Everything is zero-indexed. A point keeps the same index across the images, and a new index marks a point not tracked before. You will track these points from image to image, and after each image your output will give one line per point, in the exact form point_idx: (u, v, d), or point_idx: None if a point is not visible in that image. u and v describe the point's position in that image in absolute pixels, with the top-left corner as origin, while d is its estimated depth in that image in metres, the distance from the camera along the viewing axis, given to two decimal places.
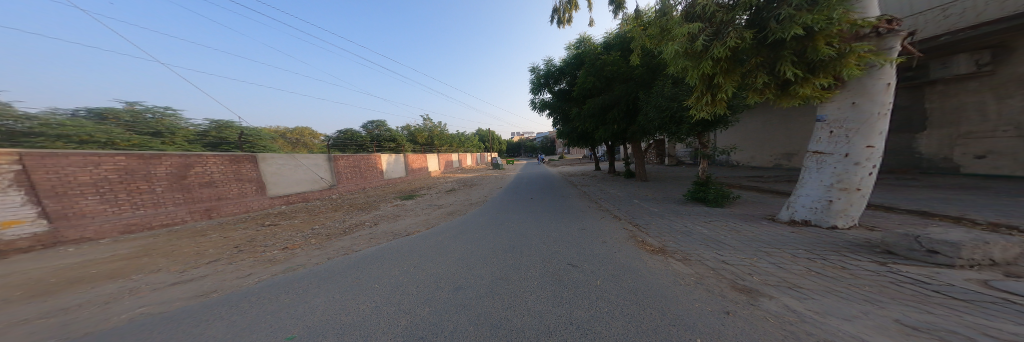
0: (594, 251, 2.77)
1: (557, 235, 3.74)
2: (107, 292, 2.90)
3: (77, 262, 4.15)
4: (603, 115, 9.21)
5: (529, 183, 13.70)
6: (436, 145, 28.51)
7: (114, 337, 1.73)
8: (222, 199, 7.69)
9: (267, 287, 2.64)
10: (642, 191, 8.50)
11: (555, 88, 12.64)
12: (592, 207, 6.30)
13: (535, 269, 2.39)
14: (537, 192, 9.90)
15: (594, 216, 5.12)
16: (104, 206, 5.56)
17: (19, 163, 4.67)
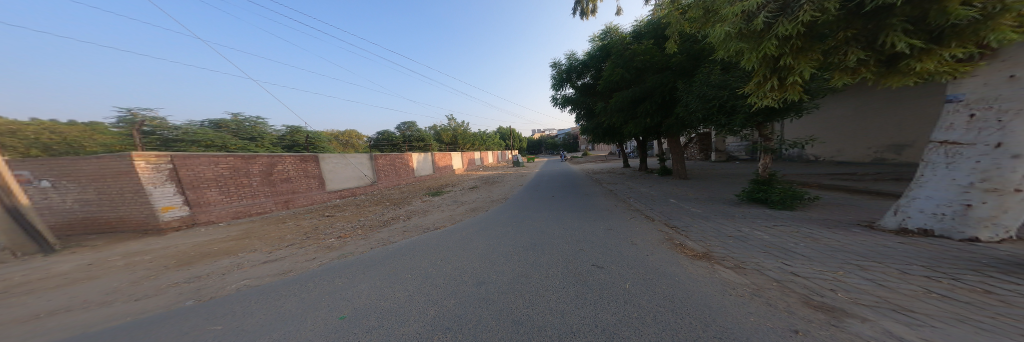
0: (622, 253, 2.66)
1: (583, 234, 3.63)
2: (219, 268, 3.61)
3: (195, 243, 5.12)
4: (635, 109, 8.69)
5: (555, 180, 13.52)
6: (460, 144, 29.36)
7: (214, 310, 2.10)
8: (296, 193, 8.90)
9: (323, 271, 2.98)
10: (679, 190, 7.91)
11: (578, 82, 12.33)
12: (621, 206, 6.03)
13: (557, 268, 2.35)
14: (562, 190, 9.72)
15: (624, 216, 4.90)
16: (222, 196, 7.01)
17: (172, 162, 6.21)
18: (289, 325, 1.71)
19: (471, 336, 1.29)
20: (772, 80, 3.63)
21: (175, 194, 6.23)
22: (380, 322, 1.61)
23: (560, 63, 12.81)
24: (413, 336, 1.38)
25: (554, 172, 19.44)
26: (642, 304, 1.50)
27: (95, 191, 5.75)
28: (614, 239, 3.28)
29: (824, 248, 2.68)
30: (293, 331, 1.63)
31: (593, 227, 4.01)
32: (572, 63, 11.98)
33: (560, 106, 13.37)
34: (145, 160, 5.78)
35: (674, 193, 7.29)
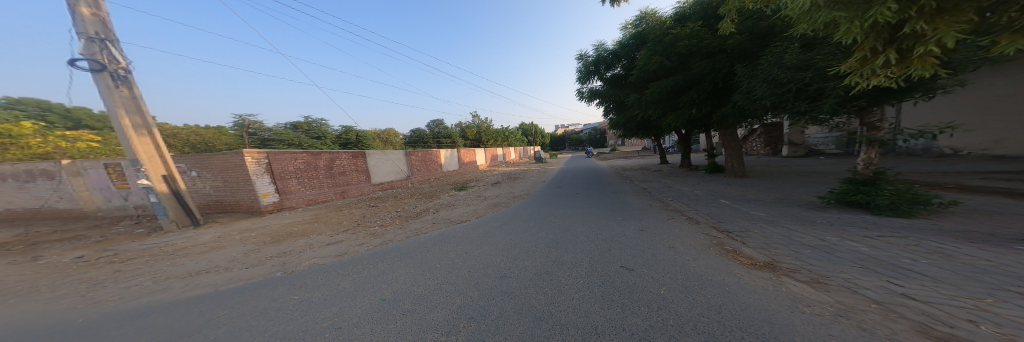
0: (656, 256, 2.48)
1: (611, 233, 3.47)
2: (293, 247, 4.29)
3: (279, 225, 6.07)
4: (677, 99, 7.87)
5: (584, 177, 13.09)
6: (484, 141, 29.94)
7: (287, 284, 2.49)
8: (349, 185, 9.93)
9: (368, 255, 3.32)
10: (727, 189, 7.12)
11: (607, 74, 11.75)
12: (656, 205, 5.63)
13: (581, 268, 2.29)
14: (591, 187, 9.38)
15: (661, 216, 4.56)
16: (299, 186, 8.26)
17: (267, 157, 7.53)
18: (338, 303, 1.93)
19: (494, 327, 1.32)
20: (887, 54, 2.80)
21: (270, 183, 7.55)
22: (413, 307, 1.73)
23: (587, 55, 12.28)
24: (442, 322, 1.47)
25: (581, 168, 18.81)
26: (680, 310, 1.39)
27: (218, 180, 7.36)
28: (648, 241, 3.07)
29: (935, 259, 2.09)
30: (342, 308, 1.84)
31: (624, 227, 3.81)
32: (601, 55, 11.42)
33: (587, 100, 12.85)
34: (252, 156, 7.17)
35: (728, 192, 6.51)
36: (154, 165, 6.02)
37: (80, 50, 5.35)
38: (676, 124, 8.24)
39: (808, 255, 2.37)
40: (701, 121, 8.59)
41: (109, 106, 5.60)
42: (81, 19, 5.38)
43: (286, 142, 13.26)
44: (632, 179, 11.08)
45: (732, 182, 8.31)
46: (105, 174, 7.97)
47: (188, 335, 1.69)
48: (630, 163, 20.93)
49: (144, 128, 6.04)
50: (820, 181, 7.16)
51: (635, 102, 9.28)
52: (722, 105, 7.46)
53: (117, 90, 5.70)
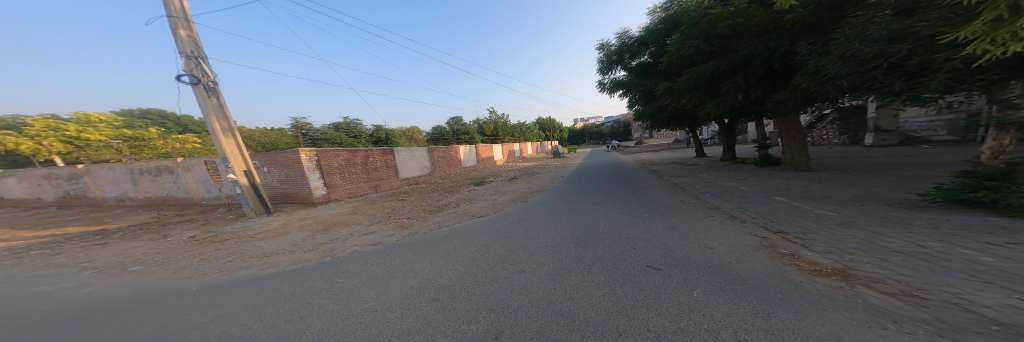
0: (688, 256, 2.33)
1: (637, 231, 3.31)
2: (336, 235, 4.78)
3: (328, 215, 6.76)
4: (719, 85, 7.05)
5: (608, 172, 12.56)
6: (503, 137, 30.07)
7: (331, 268, 2.81)
8: (381, 180, 10.66)
9: (398, 245, 3.59)
10: (777, 185, 6.37)
11: (632, 63, 11.06)
12: (690, 202, 5.23)
13: (603, 265, 2.23)
14: (614, 182, 8.99)
15: (697, 214, 4.22)
16: (342, 181, 9.07)
17: (316, 155, 8.36)
18: (373, 288, 2.11)
19: (512, 320, 1.35)
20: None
21: (320, 178, 8.42)
22: (437, 296, 1.84)
23: (608, 44, 11.62)
24: (462, 312, 1.53)
25: (605, 163, 18.07)
26: (717, 315, 1.30)
27: (278, 175, 8.39)
28: (680, 240, 2.88)
29: None
30: (376, 293, 2.00)
31: (651, 225, 3.62)
32: (626, 43, 10.72)
33: (609, 92, 12.23)
34: (306, 153, 8.07)
35: (787, 189, 5.76)
36: (237, 162, 7.02)
37: (182, 67, 6.42)
38: (717, 113, 7.42)
39: (889, 262, 2.02)
40: (748, 108, 7.69)
41: (205, 114, 6.68)
42: (179, 40, 6.40)
43: (328, 141, 14.61)
44: (661, 173, 10.40)
45: (789, 176, 7.37)
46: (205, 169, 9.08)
47: (260, 307, 1.98)
48: (659, 157, 19.71)
49: (225, 131, 6.91)
50: (902, 175, 6.09)
51: (667, 91, 8.58)
52: (776, 89, 6.57)
53: (208, 100, 6.71)
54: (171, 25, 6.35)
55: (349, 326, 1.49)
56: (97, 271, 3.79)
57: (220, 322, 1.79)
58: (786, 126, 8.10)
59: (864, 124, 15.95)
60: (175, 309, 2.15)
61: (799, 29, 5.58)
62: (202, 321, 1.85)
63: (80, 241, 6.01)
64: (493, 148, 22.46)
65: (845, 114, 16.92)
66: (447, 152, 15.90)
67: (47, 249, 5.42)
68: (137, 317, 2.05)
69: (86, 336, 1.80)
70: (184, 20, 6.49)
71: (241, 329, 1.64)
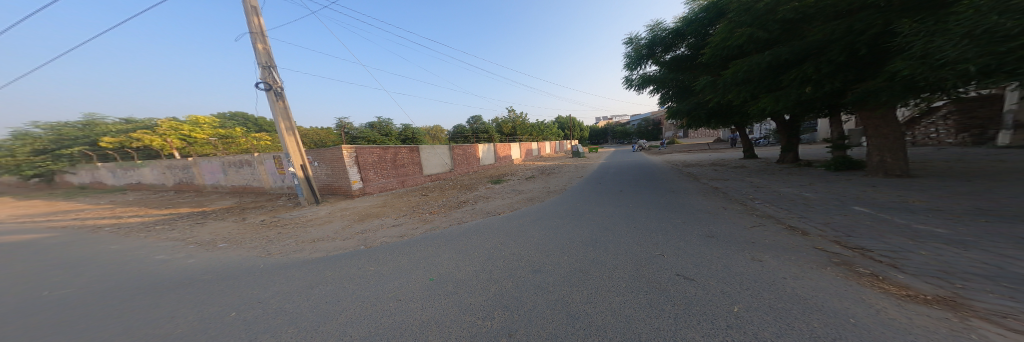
0: (728, 268, 2.11)
1: (665, 238, 3.09)
2: (369, 226, 5.18)
3: (362, 207, 7.33)
4: (781, 77, 6.09)
5: (636, 172, 11.90)
6: (522, 135, 30.02)
7: (363, 256, 3.06)
8: (407, 176, 11.28)
9: (421, 238, 3.78)
10: (848, 192, 5.50)
11: (665, 57, 10.27)
12: (733, 209, 4.74)
13: (624, 270, 2.13)
14: (643, 184, 8.48)
15: (742, 222, 3.81)
16: (375, 176, 9.78)
17: (355, 151, 9.12)
18: (398, 278, 2.25)
19: (526, 319, 1.35)
20: None
21: (357, 172, 9.17)
22: (454, 290, 1.90)
23: (637, 38, 10.92)
24: (478, 307, 1.57)
25: (632, 163, 17.15)
26: (761, 333, 1.16)
27: (324, 169, 9.30)
28: (721, 250, 2.62)
29: None
30: (399, 283, 2.13)
31: (682, 231, 3.36)
32: (658, 35, 9.98)
33: (638, 88, 11.49)
34: (348, 150, 8.87)
35: (870, 198, 4.88)
36: (296, 157, 7.91)
37: (259, 76, 7.41)
38: (776, 108, 6.44)
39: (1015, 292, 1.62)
40: (813, 102, 6.63)
41: (275, 116, 7.64)
42: (257, 52, 7.40)
43: (362, 139, 15.86)
44: (698, 176, 9.57)
45: (867, 183, 6.28)
46: (274, 163, 10.35)
47: (307, 288, 2.22)
48: (694, 158, 18.24)
49: (289, 131, 7.80)
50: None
51: (709, 86, 7.75)
52: (860, 79, 5.47)
53: (277, 103, 7.64)
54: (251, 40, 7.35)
55: (377, 313, 1.60)
56: (196, 245, 4.57)
57: (276, 298, 2.04)
58: (876, 123, 6.92)
59: (997, 117, 12.86)
60: (244, 284, 2.49)
61: (894, 5, 4.52)
62: (262, 296, 2.13)
63: (182, 220, 7.25)
64: (511, 147, 22.41)
65: (970, 105, 13.83)
66: (467, 150, 16.28)
67: (159, 225, 6.63)
68: (217, 288, 2.42)
69: (183, 300, 2.18)
70: (261, 35, 7.46)
71: (289, 307, 1.85)
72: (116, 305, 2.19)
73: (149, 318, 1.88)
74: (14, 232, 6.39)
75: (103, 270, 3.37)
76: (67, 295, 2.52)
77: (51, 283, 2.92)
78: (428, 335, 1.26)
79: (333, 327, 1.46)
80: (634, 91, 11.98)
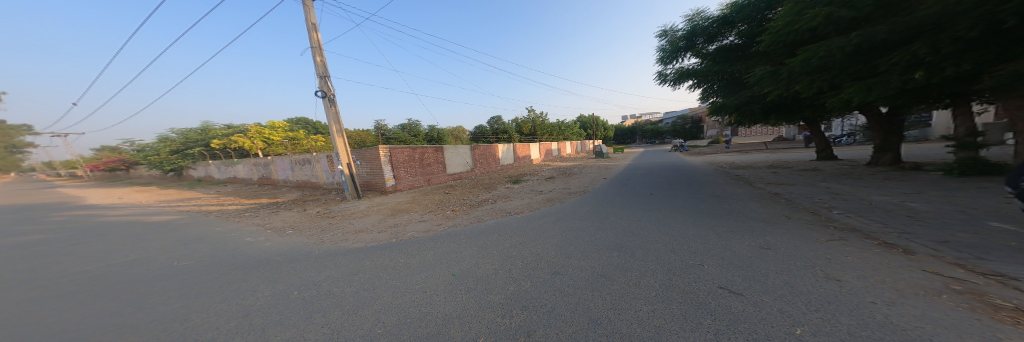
0: (786, 285, 1.83)
1: (704, 246, 2.80)
2: (401, 220, 5.59)
3: (394, 203, 7.92)
4: (875, 61, 4.98)
5: (673, 174, 10.97)
6: (543, 136, 29.55)
7: (394, 249, 3.31)
8: (432, 175, 11.87)
9: (444, 234, 3.95)
10: (972, 204, 4.35)
11: (709, 48, 9.26)
12: (798, 219, 4.07)
13: (654, 278, 1.97)
14: (679, 187, 7.75)
15: (810, 234, 3.26)
16: (405, 174, 10.48)
17: (390, 151, 9.88)
18: (424, 271, 2.39)
19: (545, 320, 1.33)
20: None
21: (391, 170, 9.95)
22: (476, 286, 1.95)
23: (673, 30, 10.06)
24: (497, 305, 1.59)
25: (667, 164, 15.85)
26: None
27: (364, 167, 10.23)
28: (779, 264, 2.27)
29: None
30: (426, 276, 2.26)
31: (728, 240, 3.00)
32: (699, 25, 9.06)
33: (675, 83, 10.52)
34: (384, 150, 9.65)
35: (1011, 213, 3.77)
36: (343, 156, 8.86)
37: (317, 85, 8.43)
38: (866, 100, 5.28)
39: None
40: (915, 91, 5.33)
41: (329, 119, 8.63)
42: (316, 64, 8.45)
43: (394, 140, 17.35)
44: (750, 180, 8.45)
45: (1003, 193, 4.89)
46: (327, 161, 11.68)
47: (350, 274, 2.48)
48: (743, 159, 16.20)
49: (339, 133, 8.74)
50: None
51: (768, 76, 6.70)
52: (998, 59, 4.24)
53: (330, 109, 8.63)
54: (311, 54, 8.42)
55: (405, 302, 1.72)
56: (272, 231, 5.40)
57: (326, 282, 2.31)
58: None
59: None
60: (302, 267, 2.87)
61: None
62: (314, 279, 2.42)
63: (261, 209, 8.63)
64: (531, 147, 22.35)
65: None
66: (488, 150, 16.58)
67: (246, 212, 7.99)
68: (283, 269, 2.83)
69: (258, 277, 2.60)
70: (319, 49, 8.50)
71: (334, 291, 2.08)
72: (216, 277, 2.71)
73: (237, 290, 2.28)
74: (152, 214, 8.23)
75: (209, 247, 4.17)
76: (184, 268, 3.17)
77: (176, 257, 3.70)
78: (452, 329, 1.31)
79: (369, 313, 1.60)
80: (669, 87, 11.01)
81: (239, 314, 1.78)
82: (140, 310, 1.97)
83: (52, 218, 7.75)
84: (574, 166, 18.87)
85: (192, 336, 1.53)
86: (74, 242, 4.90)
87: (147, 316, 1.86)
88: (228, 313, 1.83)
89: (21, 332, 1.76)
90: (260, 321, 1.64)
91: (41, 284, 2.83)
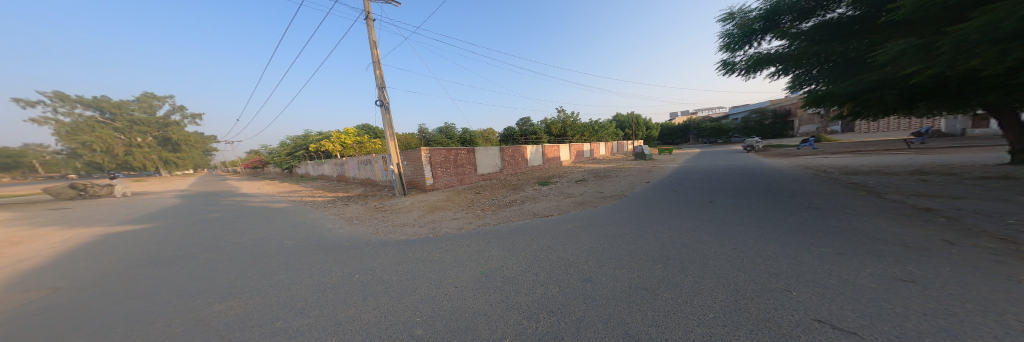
0: (927, 326, 1.31)
1: (790, 269, 2.23)
2: (436, 216, 6.07)
3: (433, 200, 8.64)
4: None
5: (750, 179, 9.08)
6: (575, 137, 28.08)
7: (433, 243, 3.60)
8: (465, 175, 12.54)
9: (475, 232, 4.11)
10: None
11: (802, 26, 7.30)
12: (966, 246, 2.85)
13: (712, 299, 1.67)
14: (757, 195, 6.35)
15: (990, 269, 2.25)
16: (442, 174, 11.36)
17: (430, 152, 10.84)
18: (457, 267, 2.53)
19: (574, 328, 1.27)
20: None
21: (430, 170, 10.88)
22: (503, 285, 1.99)
23: (743, 11, 8.33)
24: (524, 307, 1.58)
25: (739, 167, 13.23)
26: None
27: (409, 167, 11.38)
28: (920, 301, 1.63)
29: None
30: (458, 271, 2.40)
31: (834, 266, 2.30)
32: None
33: (751, 72, 8.64)
34: (425, 152, 10.65)
35: None
36: (394, 156, 10.05)
37: (377, 95, 9.81)
38: None
39: None
40: None
41: (384, 125, 9.94)
42: (377, 77, 9.84)
43: (433, 142, 19.44)
44: (876, 190, 6.34)
45: None
46: (383, 162, 13.49)
47: (397, 263, 2.81)
48: (862, 161, 12.34)
49: (392, 136, 9.98)
50: None
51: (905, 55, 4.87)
52: None
53: (386, 115, 9.94)
54: (372, 68, 9.84)
55: (439, 295, 1.85)
56: (344, 220, 6.54)
57: (379, 269, 2.67)
58: None
59: None
60: (364, 253, 3.40)
61: None
62: (370, 265, 2.83)
63: (338, 201, 10.51)
64: (561, 149, 21.61)
65: None
66: (519, 150, 16.67)
67: (328, 203, 9.82)
68: (350, 254, 3.40)
69: (333, 259, 3.18)
70: (378, 64, 9.88)
71: (384, 277, 2.39)
72: (307, 255, 3.44)
73: (319, 268, 2.83)
74: (273, 202, 10.92)
75: (304, 231, 5.33)
76: (287, 246, 4.09)
77: (284, 236, 4.85)
78: (479, 327, 1.35)
79: (409, 301, 1.78)
80: (742, 77, 9.12)
81: (319, 289, 2.20)
82: (261, 278, 2.64)
83: (220, 203, 10.97)
84: (618, 167, 17.42)
85: (289, 302, 1.96)
86: (230, 221, 6.88)
87: (265, 282, 2.49)
88: (312, 286, 2.28)
89: (197, 285, 2.55)
90: (331, 296, 2.00)
91: (211, 251, 4.02)
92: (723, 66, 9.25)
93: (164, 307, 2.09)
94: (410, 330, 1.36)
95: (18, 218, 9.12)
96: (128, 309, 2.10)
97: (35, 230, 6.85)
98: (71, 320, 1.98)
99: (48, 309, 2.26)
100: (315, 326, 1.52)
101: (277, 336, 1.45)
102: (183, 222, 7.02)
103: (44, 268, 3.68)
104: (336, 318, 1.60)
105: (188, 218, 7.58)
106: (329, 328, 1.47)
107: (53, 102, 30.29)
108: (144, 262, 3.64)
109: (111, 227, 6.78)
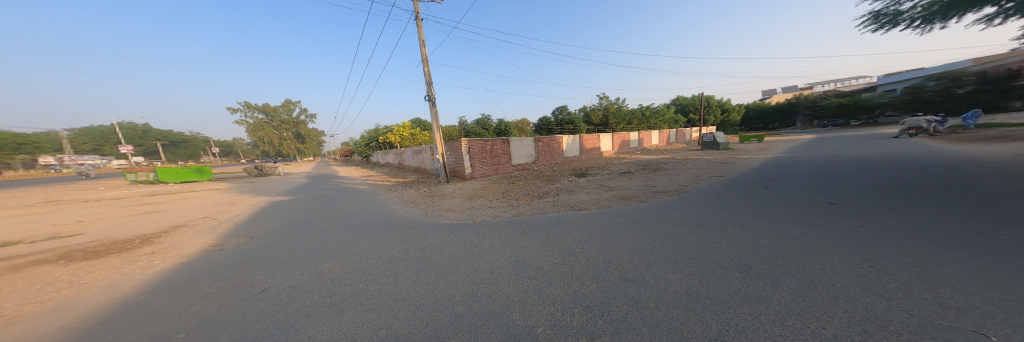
0: None
1: (979, 305, 1.48)
2: (477, 203, 6.50)
3: (472, 188, 9.23)
4: None
5: (912, 174, 6.31)
6: (623, 125, 25.03)
7: (473, 229, 3.88)
8: (502, 165, 12.90)
9: (511, 221, 4.23)
10: None
11: None
12: None
13: (821, 325, 1.27)
14: (920, 197, 4.40)
15: None
16: (481, 164, 12.01)
17: (470, 143, 11.48)
18: (494, 254, 2.65)
19: (614, 328, 1.19)
20: None
21: (468, 160, 11.56)
22: (537, 275, 2.00)
23: None
24: (559, 299, 1.55)
25: (886, 156, 9.43)
26: None
27: (452, 156, 12.30)
28: None
29: None
30: (494, 258, 2.51)
31: None
32: None
33: (948, 15, 5.57)
34: (466, 142, 11.34)
35: None
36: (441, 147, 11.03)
37: (425, 91, 10.74)
38: None
39: None
40: None
41: (432, 118, 10.91)
42: (425, 74, 10.73)
43: (472, 134, 20.42)
44: None
45: None
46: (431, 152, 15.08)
47: (443, 244, 3.17)
48: None
49: (438, 127, 10.89)
50: None
51: None
52: None
53: (432, 109, 10.85)
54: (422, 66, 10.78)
55: (476, 278, 1.99)
56: (406, 202, 7.68)
57: (430, 247, 3.07)
58: None
59: None
60: (420, 232, 3.94)
61: None
62: (422, 244, 3.26)
63: (402, 185, 12.33)
64: (604, 138, 19.78)
65: None
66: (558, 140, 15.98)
67: (393, 187, 11.61)
68: (410, 232, 4.00)
69: (398, 235, 3.82)
70: (427, 62, 10.74)
71: (432, 256, 2.71)
72: (381, 230, 4.22)
73: (389, 242, 3.43)
74: (359, 184, 13.61)
75: (378, 209, 6.51)
76: (367, 222, 5.10)
77: (367, 213, 6.05)
78: (513, 312, 1.40)
79: (453, 280, 1.97)
80: (928, 27, 5.98)
81: (386, 260, 2.68)
82: (351, 245, 3.39)
83: (329, 183, 14.34)
84: (685, 158, 14.77)
85: (367, 267, 2.45)
86: (334, 198, 8.96)
87: (354, 249, 3.18)
88: (381, 257, 2.80)
89: (315, 247, 3.44)
90: (395, 267, 2.41)
91: (323, 221, 5.38)
92: (877, 19, 6.38)
93: (296, 259, 2.91)
94: (453, 306, 1.52)
95: (230, 188, 14.04)
96: (283, 258, 3.03)
97: (238, 197, 10.44)
98: (259, 260, 2.99)
99: (246, 251, 3.44)
100: (384, 291, 1.86)
101: (360, 294, 1.83)
102: (307, 197, 9.49)
103: (242, 223, 5.60)
104: (397, 286, 1.91)
105: (309, 194, 10.19)
106: (392, 295, 1.76)
107: (244, 109, 44.98)
108: (288, 225, 5.12)
109: (269, 198, 9.72)
